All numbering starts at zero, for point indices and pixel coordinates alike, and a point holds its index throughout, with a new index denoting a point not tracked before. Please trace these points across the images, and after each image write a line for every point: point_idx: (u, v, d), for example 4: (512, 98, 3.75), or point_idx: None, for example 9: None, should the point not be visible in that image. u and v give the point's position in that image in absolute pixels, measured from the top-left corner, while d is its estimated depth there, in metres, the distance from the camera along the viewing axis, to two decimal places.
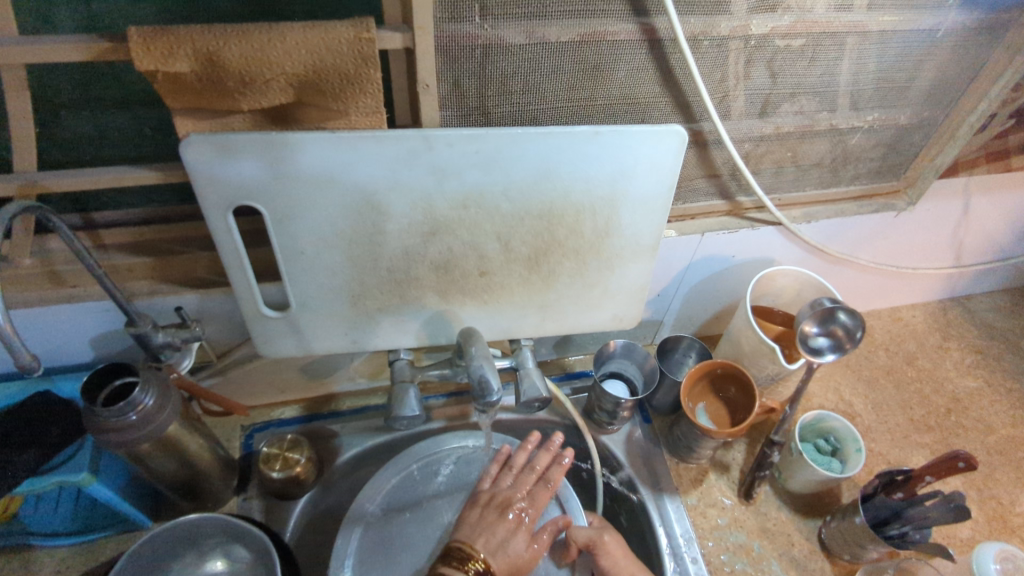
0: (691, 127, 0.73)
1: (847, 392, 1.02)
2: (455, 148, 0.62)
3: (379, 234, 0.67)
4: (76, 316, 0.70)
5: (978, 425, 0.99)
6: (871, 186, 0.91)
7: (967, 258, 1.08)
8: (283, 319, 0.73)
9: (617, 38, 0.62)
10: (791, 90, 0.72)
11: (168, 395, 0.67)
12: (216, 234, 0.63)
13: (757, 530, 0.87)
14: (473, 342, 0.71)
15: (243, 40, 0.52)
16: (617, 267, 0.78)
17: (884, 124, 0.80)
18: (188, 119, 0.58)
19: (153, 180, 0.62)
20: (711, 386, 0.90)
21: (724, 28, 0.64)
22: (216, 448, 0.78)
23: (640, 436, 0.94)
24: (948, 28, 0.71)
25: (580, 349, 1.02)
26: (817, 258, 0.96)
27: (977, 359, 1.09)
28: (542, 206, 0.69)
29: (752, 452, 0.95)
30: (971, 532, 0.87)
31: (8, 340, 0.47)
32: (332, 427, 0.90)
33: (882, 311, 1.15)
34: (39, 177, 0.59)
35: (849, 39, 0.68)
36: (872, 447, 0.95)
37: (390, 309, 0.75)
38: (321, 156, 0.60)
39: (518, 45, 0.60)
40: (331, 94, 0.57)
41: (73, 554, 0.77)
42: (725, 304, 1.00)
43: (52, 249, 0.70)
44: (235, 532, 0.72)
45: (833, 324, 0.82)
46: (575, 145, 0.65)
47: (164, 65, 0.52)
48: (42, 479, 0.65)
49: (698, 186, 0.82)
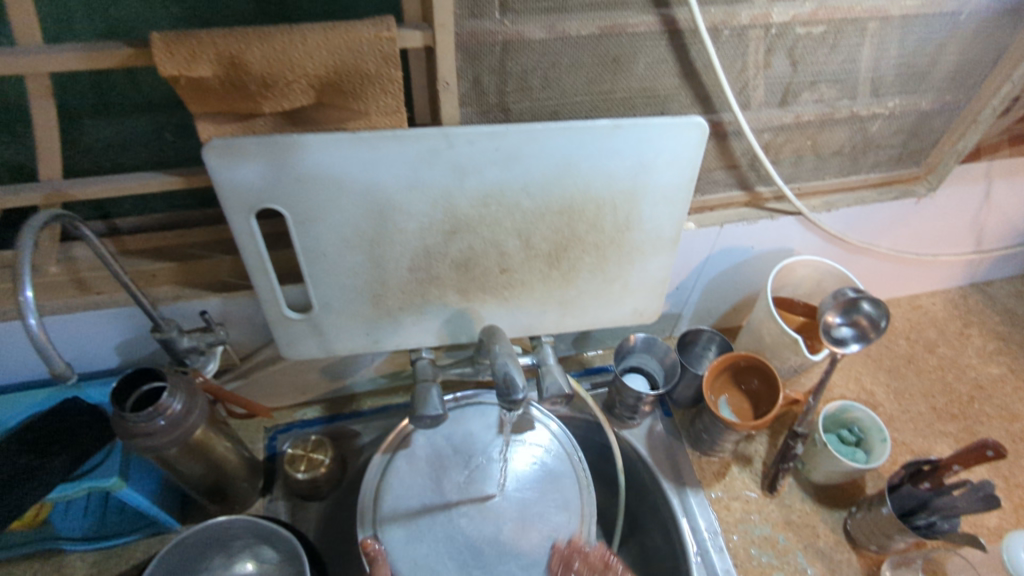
0: (711, 118, 0.73)
1: (868, 382, 1.02)
2: (475, 145, 0.62)
3: (399, 233, 0.67)
4: (101, 322, 0.70)
5: (1001, 412, 0.98)
6: (891, 173, 0.90)
7: (988, 244, 1.07)
8: (305, 321, 0.73)
9: (637, 30, 0.61)
10: (811, 78, 0.72)
11: (195, 399, 0.67)
12: (239, 238, 0.63)
13: (782, 522, 0.87)
14: (497, 340, 0.71)
15: (265, 42, 0.52)
16: (637, 260, 0.77)
17: (906, 110, 0.79)
18: (210, 123, 0.58)
19: (176, 185, 0.62)
20: (733, 378, 0.90)
21: (744, 17, 0.63)
22: (241, 450, 0.79)
23: (661, 430, 0.94)
24: (971, 11, 0.70)
25: (599, 344, 1.02)
26: (838, 248, 0.95)
27: (998, 346, 1.08)
28: (563, 202, 0.69)
29: (775, 444, 0.94)
30: (997, 520, 0.86)
31: (43, 348, 0.48)
32: (353, 427, 0.90)
33: (902, 299, 1.14)
34: (65, 185, 0.59)
35: (870, 25, 0.67)
36: (896, 436, 0.95)
37: (411, 308, 0.75)
38: (342, 156, 0.60)
39: (538, 40, 0.59)
40: (352, 94, 0.57)
41: (104, 558, 0.77)
42: (744, 295, 0.99)
43: (78, 256, 0.70)
44: (265, 534, 0.72)
45: (856, 313, 0.81)
46: (595, 140, 0.64)
47: (187, 70, 0.52)
48: (74, 484, 0.67)
49: (717, 177, 0.82)
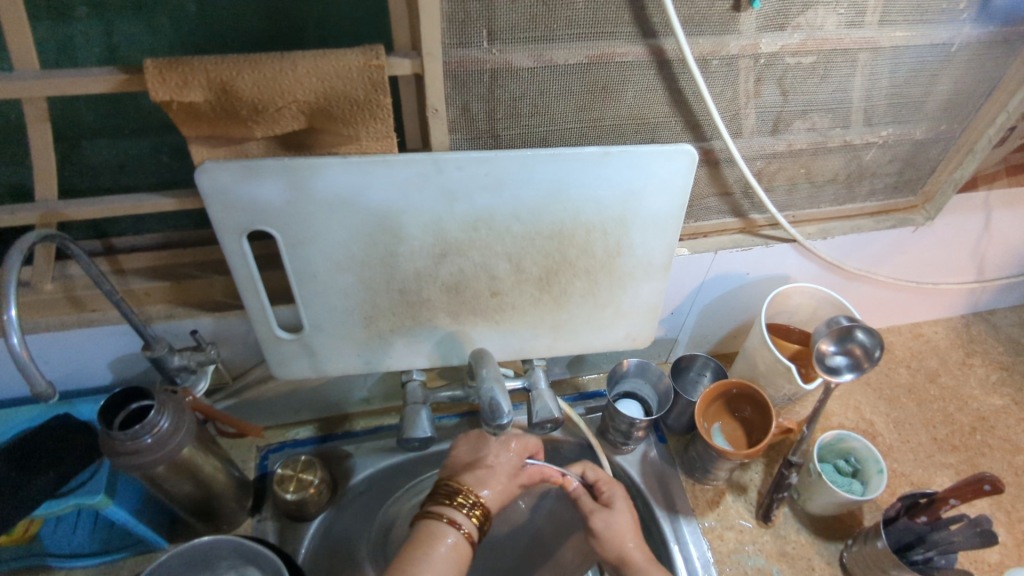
0: (701, 146, 0.73)
1: (867, 411, 1.00)
2: (464, 171, 0.63)
3: (391, 255, 0.68)
4: (94, 340, 0.71)
5: (1004, 444, 0.96)
6: (888, 202, 0.90)
7: (989, 273, 1.06)
8: (296, 341, 0.73)
9: (626, 60, 0.62)
10: (802, 108, 0.72)
11: (183, 417, 0.67)
12: (230, 258, 0.64)
13: (777, 554, 0.85)
14: (485, 364, 0.70)
15: (255, 70, 0.53)
16: (628, 285, 0.77)
17: (900, 139, 0.79)
18: (203, 146, 0.59)
19: (170, 207, 0.63)
20: (727, 406, 0.89)
21: (733, 47, 0.63)
22: (230, 469, 0.79)
23: (655, 456, 0.92)
24: (963, 42, 0.70)
25: (593, 368, 1.01)
26: (835, 275, 0.95)
27: (1002, 376, 1.06)
28: (553, 227, 0.69)
29: (770, 473, 0.93)
30: (999, 556, 0.84)
31: (24, 365, 0.49)
32: (346, 447, 0.89)
33: (903, 327, 1.13)
34: (60, 207, 0.60)
35: (861, 55, 0.68)
36: (894, 467, 0.93)
37: (401, 330, 0.76)
38: (334, 179, 0.60)
39: (527, 69, 0.60)
40: (342, 119, 0.58)
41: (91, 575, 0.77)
42: (741, 321, 0.99)
43: (74, 275, 0.71)
44: (249, 554, 0.70)
45: (850, 342, 0.80)
46: (584, 166, 0.65)
47: (178, 96, 0.53)
48: (60, 501, 0.67)
49: (710, 205, 0.82)
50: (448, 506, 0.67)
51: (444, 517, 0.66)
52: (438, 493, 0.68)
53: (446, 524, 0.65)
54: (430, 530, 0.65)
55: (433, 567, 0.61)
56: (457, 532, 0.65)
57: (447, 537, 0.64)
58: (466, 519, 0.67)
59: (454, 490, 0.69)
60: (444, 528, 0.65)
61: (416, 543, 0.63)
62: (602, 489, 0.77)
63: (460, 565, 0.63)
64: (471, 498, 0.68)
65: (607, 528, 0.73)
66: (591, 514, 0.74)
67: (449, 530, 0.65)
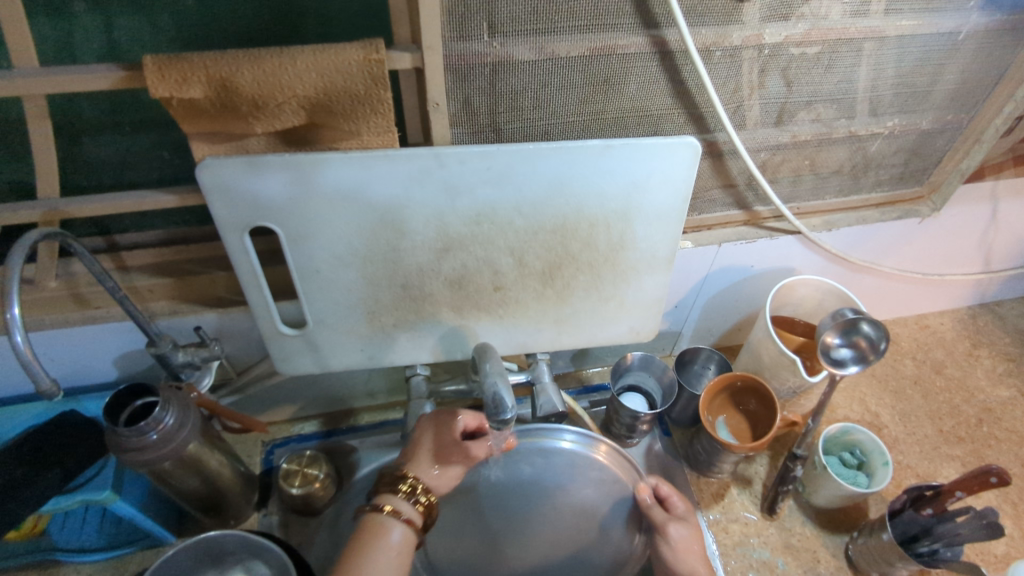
0: (705, 138, 0.72)
1: (873, 403, 1.00)
2: (466, 165, 0.62)
3: (393, 251, 0.67)
4: (98, 337, 0.71)
5: (1011, 436, 0.96)
6: (894, 193, 0.89)
7: (996, 264, 1.05)
8: (299, 337, 0.73)
9: (628, 51, 0.61)
10: (807, 98, 0.71)
11: (188, 413, 0.67)
12: (232, 254, 0.64)
13: (782, 546, 0.85)
14: (488, 358, 0.70)
15: (255, 65, 0.52)
16: (632, 279, 0.77)
17: (906, 129, 0.78)
18: (204, 143, 0.59)
19: (172, 204, 0.63)
20: (732, 399, 0.89)
21: (736, 38, 0.63)
22: (236, 464, 0.79)
23: (660, 449, 0.93)
24: (970, 30, 0.69)
25: (597, 361, 1.01)
26: (840, 267, 0.94)
27: (1009, 367, 1.05)
28: (556, 221, 0.69)
29: (775, 466, 0.93)
30: (1005, 548, 0.84)
31: (28, 364, 0.49)
32: (350, 442, 0.89)
33: (908, 319, 1.12)
34: (62, 204, 0.60)
35: (866, 45, 0.67)
36: (900, 459, 0.93)
37: (405, 325, 0.75)
38: (336, 175, 0.60)
39: (528, 61, 0.60)
40: (342, 114, 0.57)
41: (98, 570, 0.78)
42: (745, 314, 0.98)
43: (77, 272, 0.72)
44: (257, 549, 0.70)
45: (856, 335, 0.80)
46: (586, 160, 0.64)
47: (178, 92, 0.53)
48: (67, 498, 0.68)
49: (714, 197, 0.81)
50: (391, 496, 0.66)
51: (387, 508, 0.64)
52: (382, 483, 0.68)
53: (390, 515, 0.64)
54: (373, 523, 0.63)
55: (378, 565, 0.60)
56: (402, 523, 0.64)
57: (392, 531, 0.63)
58: (410, 508, 0.66)
59: (398, 476, 0.68)
60: (390, 520, 0.64)
61: (360, 538, 0.62)
62: (668, 499, 0.77)
63: (406, 554, 0.63)
64: (417, 484, 0.68)
65: (676, 545, 0.72)
66: (664, 524, 0.73)
67: (393, 522, 0.64)
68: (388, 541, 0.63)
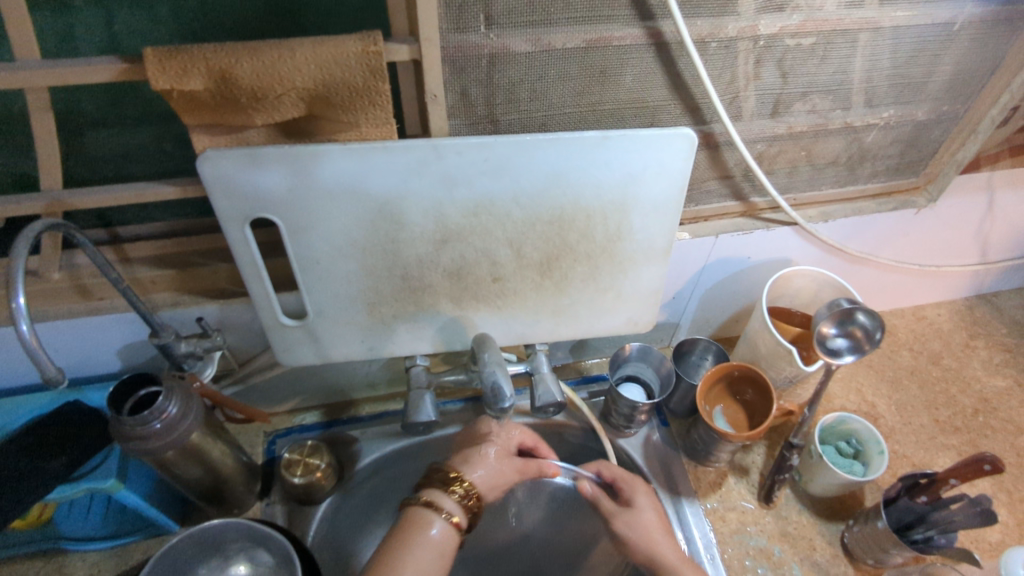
0: (701, 129, 0.73)
1: (870, 393, 1.01)
2: (464, 156, 0.63)
3: (392, 242, 0.68)
4: (102, 327, 0.72)
5: (1007, 426, 0.97)
6: (890, 183, 0.90)
7: (992, 255, 1.06)
8: (300, 328, 0.74)
9: (623, 43, 0.62)
10: (803, 90, 0.72)
11: (191, 403, 0.68)
12: (233, 245, 0.65)
13: (778, 535, 0.86)
14: (487, 348, 0.71)
15: (254, 57, 0.53)
16: (630, 269, 0.77)
17: (901, 120, 0.79)
18: (205, 135, 0.59)
19: (173, 195, 0.63)
20: (729, 389, 0.90)
21: (731, 29, 0.63)
22: (238, 454, 0.80)
23: (658, 439, 0.93)
24: (964, 21, 0.69)
25: (596, 352, 1.02)
26: (836, 258, 0.95)
27: (1005, 358, 1.06)
28: (553, 212, 0.70)
29: (772, 455, 0.94)
30: (1000, 536, 0.85)
31: (34, 352, 0.49)
32: (351, 432, 0.90)
33: (905, 310, 1.13)
34: (65, 196, 0.61)
35: (861, 36, 0.67)
36: (896, 449, 0.94)
37: (405, 316, 0.76)
38: (335, 167, 0.61)
39: (524, 53, 0.60)
40: (341, 106, 0.58)
41: (102, 559, 0.79)
42: (743, 305, 0.99)
43: (80, 264, 0.73)
44: (259, 537, 0.71)
45: (851, 325, 0.80)
46: (583, 151, 0.65)
47: (178, 84, 0.53)
48: (72, 487, 0.67)
49: (711, 188, 0.82)
50: (438, 493, 0.67)
51: (430, 503, 0.65)
52: (431, 480, 0.69)
53: (430, 509, 0.65)
54: (416, 517, 0.64)
55: (417, 558, 0.60)
56: (444, 520, 0.64)
57: (433, 527, 0.63)
58: (454, 505, 0.67)
59: (448, 477, 0.69)
60: (430, 514, 0.64)
61: (403, 530, 0.63)
62: (621, 486, 0.78)
63: (447, 553, 0.63)
64: (465, 485, 0.69)
65: (631, 528, 0.73)
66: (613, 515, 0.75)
67: (434, 517, 0.64)
68: (428, 536, 0.63)
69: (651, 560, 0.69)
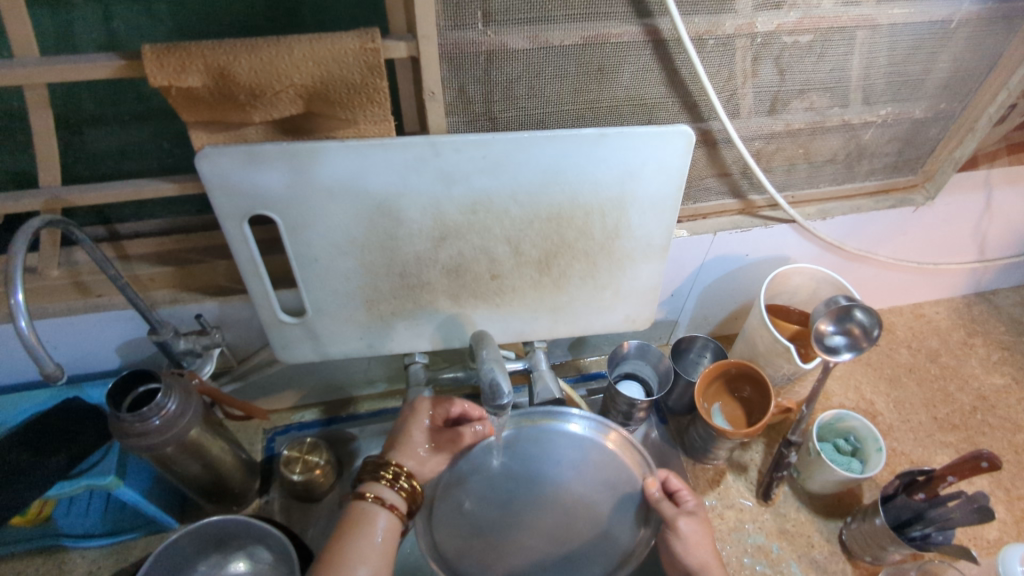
0: (699, 127, 0.73)
1: (868, 391, 1.01)
2: (462, 154, 0.63)
3: (390, 239, 0.68)
4: (102, 324, 0.72)
5: (1005, 423, 0.97)
6: (888, 181, 0.90)
7: (991, 253, 1.06)
8: (299, 325, 0.74)
9: (621, 40, 0.62)
10: (800, 87, 0.72)
11: (190, 400, 0.68)
12: (232, 243, 0.65)
13: (776, 532, 0.86)
14: (485, 345, 0.71)
15: (252, 54, 0.53)
16: (628, 267, 0.78)
17: (898, 118, 0.79)
18: (203, 132, 0.59)
19: (172, 192, 0.63)
20: (727, 386, 0.90)
21: (728, 26, 0.63)
22: (237, 451, 0.80)
23: (656, 437, 0.94)
24: (962, 18, 0.69)
25: (595, 350, 1.02)
26: (834, 256, 0.95)
27: (1003, 356, 1.06)
28: (551, 209, 0.70)
29: (770, 453, 0.94)
30: (998, 533, 0.85)
31: (33, 349, 0.50)
32: (350, 430, 0.90)
33: (904, 308, 1.13)
34: (64, 193, 0.61)
35: (858, 33, 0.68)
36: (894, 446, 0.94)
37: (403, 313, 0.76)
38: (333, 164, 0.61)
39: (522, 50, 0.60)
40: (339, 103, 0.58)
41: (103, 555, 0.79)
42: (741, 303, 0.99)
43: (79, 261, 0.73)
44: (258, 534, 0.71)
45: (850, 322, 0.81)
46: (581, 148, 0.65)
47: (177, 81, 0.53)
48: (71, 482, 0.67)
49: (709, 185, 0.82)
50: (374, 483, 0.64)
51: (370, 495, 0.63)
52: (364, 471, 0.66)
53: (373, 503, 0.63)
54: (357, 512, 0.62)
55: (359, 552, 0.58)
56: (385, 509, 0.63)
57: (377, 519, 0.62)
58: (393, 494, 0.65)
59: (381, 463, 0.66)
60: (373, 507, 0.62)
61: (340, 530, 0.60)
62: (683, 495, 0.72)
63: (393, 539, 0.62)
64: (400, 471, 0.66)
65: (684, 543, 0.66)
66: (674, 518, 0.67)
67: (376, 508, 0.62)
68: (371, 532, 0.61)
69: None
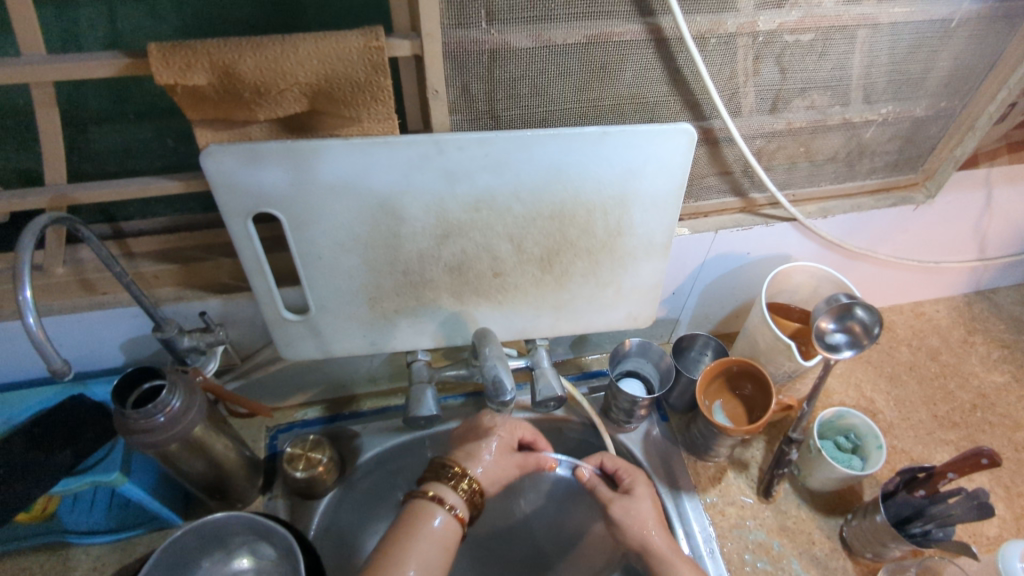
0: (701, 125, 0.73)
1: (868, 389, 1.01)
2: (465, 152, 0.63)
3: (393, 237, 0.69)
4: (106, 322, 0.73)
5: (1005, 421, 0.97)
6: (888, 179, 0.90)
7: (991, 251, 1.06)
8: (303, 323, 0.75)
9: (624, 38, 0.63)
10: (801, 86, 0.72)
11: (194, 396, 0.69)
12: (236, 240, 0.65)
13: (777, 529, 0.86)
14: (488, 343, 0.72)
15: (257, 52, 0.54)
16: (629, 265, 0.78)
17: (899, 117, 0.79)
18: (208, 130, 0.60)
19: (176, 189, 0.64)
20: (728, 383, 0.90)
21: (730, 25, 0.64)
22: (241, 448, 0.80)
23: (658, 434, 0.94)
24: (962, 17, 0.69)
25: (597, 347, 1.02)
26: (834, 254, 0.95)
27: (1003, 354, 1.06)
28: (553, 207, 0.70)
29: (771, 450, 0.94)
30: (998, 530, 0.85)
31: (40, 344, 0.50)
32: (353, 427, 0.91)
33: (904, 306, 1.13)
34: (68, 190, 0.61)
35: (859, 32, 0.68)
36: (895, 444, 0.94)
37: (406, 311, 0.77)
38: (337, 162, 0.61)
39: (525, 49, 0.61)
40: (343, 101, 0.58)
41: (107, 552, 0.79)
42: (741, 301, 1.00)
43: (84, 258, 0.73)
44: (262, 532, 0.72)
45: (850, 320, 0.81)
46: (583, 146, 0.65)
47: (183, 79, 0.54)
48: (76, 479, 0.68)
49: (710, 183, 0.83)
50: (438, 484, 0.69)
51: (434, 496, 0.67)
52: (430, 472, 0.71)
53: (434, 501, 0.67)
54: (419, 509, 0.66)
55: (419, 553, 0.62)
56: (447, 512, 0.67)
57: (435, 518, 0.66)
58: (458, 498, 0.69)
59: (446, 466, 0.71)
60: (433, 506, 0.67)
61: (407, 522, 0.65)
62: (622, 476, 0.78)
63: (450, 544, 0.65)
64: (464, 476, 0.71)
65: (627, 513, 0.74)
66: (609, 503, 0.75)
67: (438, 509, 0.67)
68: (430, 527, 0.65)
69: (644, 550, 0.71)
